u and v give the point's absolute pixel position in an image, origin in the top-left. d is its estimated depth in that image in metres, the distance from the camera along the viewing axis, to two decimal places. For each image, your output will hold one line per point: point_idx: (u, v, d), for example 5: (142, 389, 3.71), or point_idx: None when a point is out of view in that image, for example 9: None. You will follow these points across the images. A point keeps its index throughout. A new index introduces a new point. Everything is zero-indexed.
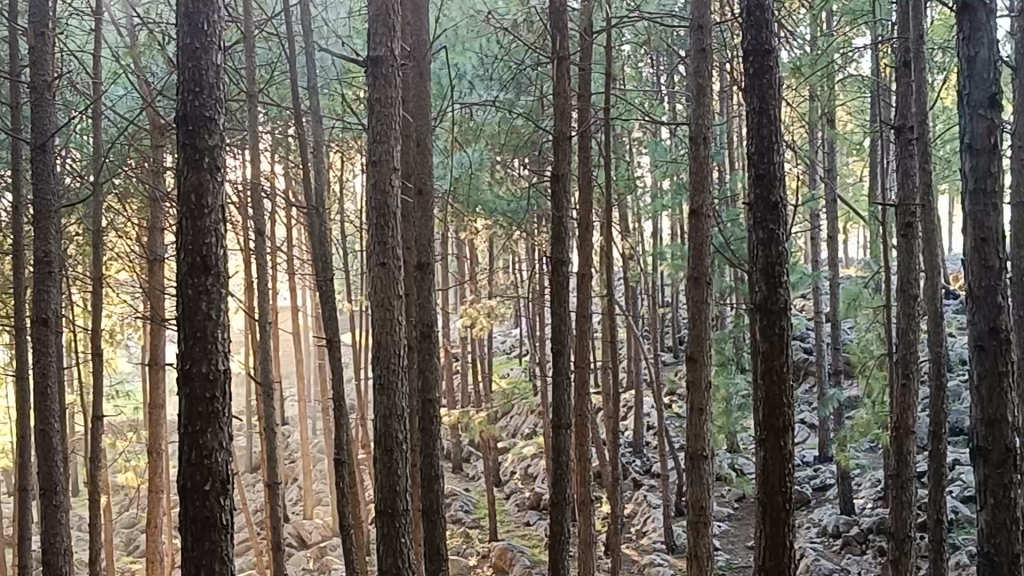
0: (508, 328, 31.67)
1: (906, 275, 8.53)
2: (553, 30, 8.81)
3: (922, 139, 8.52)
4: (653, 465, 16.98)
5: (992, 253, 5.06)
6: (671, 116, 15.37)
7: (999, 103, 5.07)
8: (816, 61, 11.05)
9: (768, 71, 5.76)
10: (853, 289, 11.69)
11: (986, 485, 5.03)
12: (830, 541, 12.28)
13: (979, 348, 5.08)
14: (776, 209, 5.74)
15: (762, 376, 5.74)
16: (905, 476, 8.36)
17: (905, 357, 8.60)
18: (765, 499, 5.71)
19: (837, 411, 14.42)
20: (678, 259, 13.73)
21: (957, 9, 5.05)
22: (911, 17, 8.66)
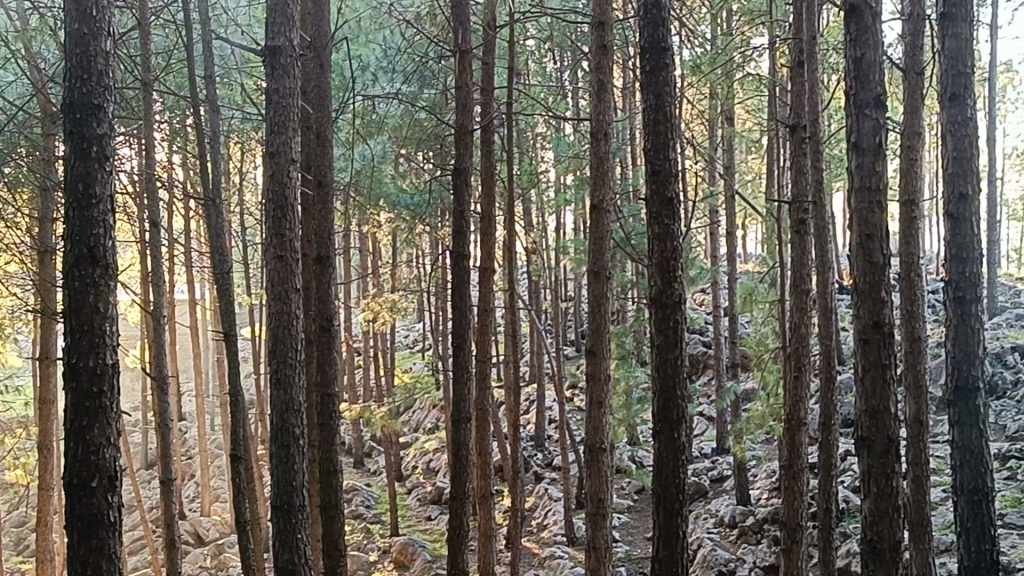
0: (410, 323, 31.62)
1: (799, 270, 8.71)
2: (455, 24, 8.78)
3: (815, 138, 8.70)
4: (554, 458, 17.09)
5: (876, 249, 5.20)
6: (574, 112, 15.43)
7: (885, 104, 5.20)
8: (715, 59, 11.21)
9: (663, 69, 5.84)
10: (749, 282, 11.90)
11: (870, 474, 5.15)
12: (727, 531, 12.52)
13: (864, 342, 5.21)
14: (671, 204, 5.83)
15: (657, 368, 5.80)
16: (797, 466, 8.52)
17: (797, 350, 8.78)
18: (659, 490, 5.76)
19: (734, 403, 14.69)
20: (581, 254, 13.80)
21: (844, 11, 5.20)
22: (807, 18, 8.83)
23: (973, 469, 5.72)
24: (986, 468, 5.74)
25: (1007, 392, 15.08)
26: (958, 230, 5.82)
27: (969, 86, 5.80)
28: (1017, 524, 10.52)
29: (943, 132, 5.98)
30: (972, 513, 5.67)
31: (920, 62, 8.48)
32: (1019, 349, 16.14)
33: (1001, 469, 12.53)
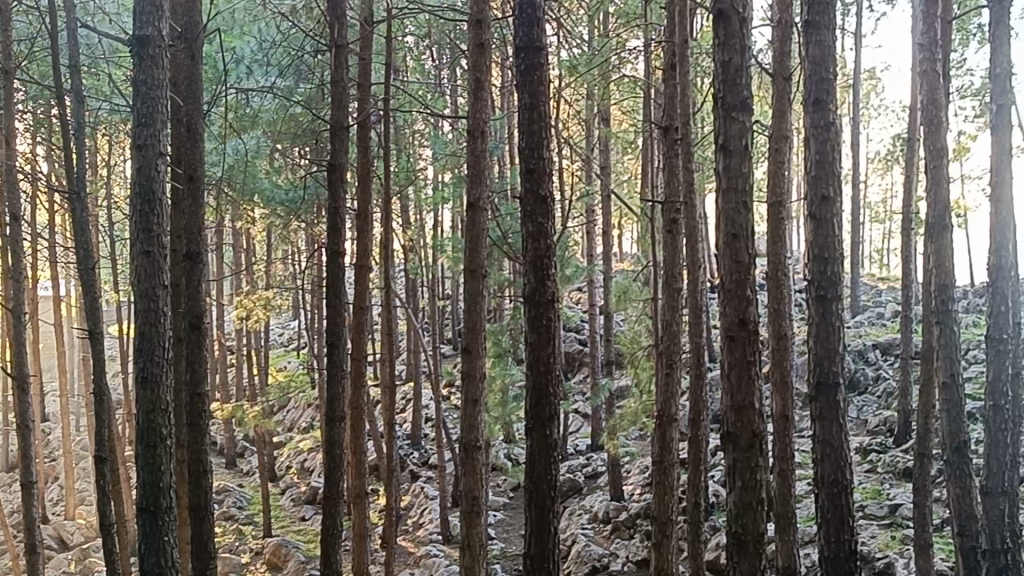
0: (286, 321, 31.20)
1: (671, 269, 8.87)
2: (331, 18, 8.66)
3: (686, 140, 8.86)
4: (431, 456, 17.08)
5: (741, 249, 5.34)
6: (452, 109, 15.40)
7: (750, 107, 5.34)
8: (591, 60, 11.32)
9: (538, 68, 5.88)
10: (623, 281, 12.05)
11: (735, 468, 5.28)
12: (600, 526, 12.67)
13: (730, 339, 5.34)
14: (544, 203, 5.87)
15: (530, 366, 5.82)
16: (667, 462, 8.67)
17: (669, 348, 8.93)
18: (531, 487, 5.79)
19: (608, 400, 14.88)
20: (458, 252, 13.80)
21: (712, 16, 5.31)
22: (680, 22, 8.98)
23: (833, 463, 5.90)
24: (845, 460, 5.93)
25: (868, 388, 15.63)
26: (821, 231, 5.98)
27: (832, 91, 5.97)
28: (876, 515, 10.90)
29: (808, 135, 6.14)
30: (833, 504, 5.86)
31: (788, 67, 8.71)
32: (879, 346, 16.75)
33: (862, 462, 12.97)
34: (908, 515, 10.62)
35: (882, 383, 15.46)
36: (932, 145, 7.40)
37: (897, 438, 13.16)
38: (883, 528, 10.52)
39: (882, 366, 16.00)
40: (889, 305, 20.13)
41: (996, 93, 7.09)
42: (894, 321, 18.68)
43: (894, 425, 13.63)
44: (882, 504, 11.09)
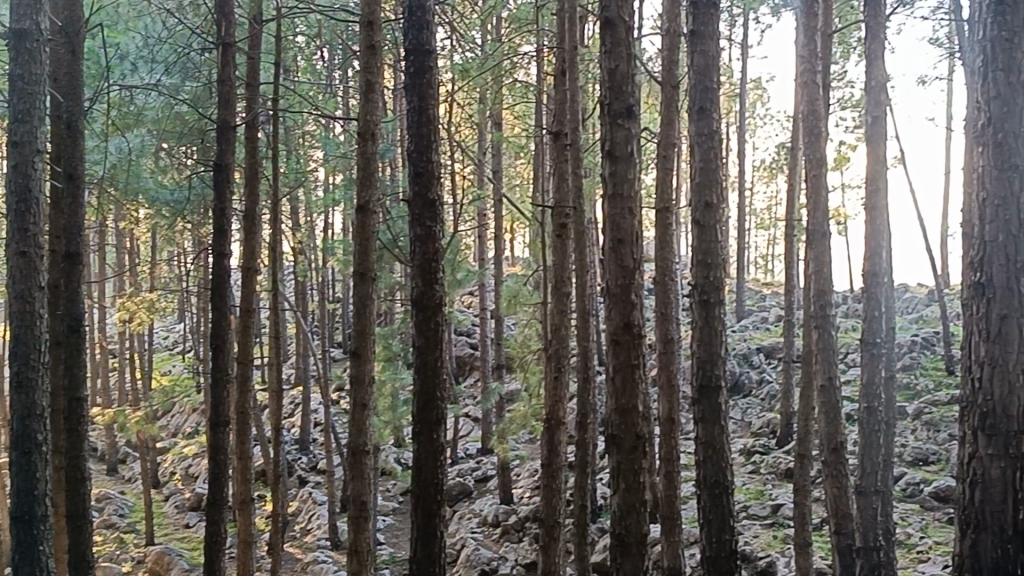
0: (170, 324, 30.51)
1: (560, 274, 8.94)
2: (218, 16, 8.49)
3: (576, 146, 8.92)
4: (319, 462, 16.91)
5: (626, 254, 5.42)
6: (343, 111, 15.25)
7: (635, 114, 5.43)
8: (483, 64, 11.32)
9: (428, 71, 5.86)
10: (513, 285, 12.08)
11: (619, 470, 5.35)
12: (490, 530, 12.68)
13: (615, 343, 5.41)
14: (433, 206, 5.86)
15: (416, 370, 5.80)
16: (556, 465, 8.73)
17: (557, 351, 9.00)
18: (418, 492, 5.76)
19: (498, 404, 14.93)
20: (347, 254, 13.67)
21: (600, 24, 5.40)
22: (570, 29, 9.04)
23: (715, 464, 6.02)
24: (726, 462, 6.05)
25: (752, 390, 15.99)
26: (704, 237, 6.08)
27: (715, 100, 6.10)
28: (758, 515, 11.14)
29: (691, 143, 6.25)
30: (714, 504, 5.97)
31: (675, 76, 8.86)
32: (763, 350, 17.14)
33: (745, 463, 13.26)
34: (789, 515, 10.90)
35: (765, 386, 15.84)
36: (812, 154, 7.61)
37: (779, 440, 13.51)
38: (765, 528, 10.76)
39: (765, 370, 16.38)
40: (772, 309, 20.63)
41: (871, 105, 7.33)
42: (777, 326, 19.16)
43: (776, 426, 13.97)
44: (764, 505, 11.35)
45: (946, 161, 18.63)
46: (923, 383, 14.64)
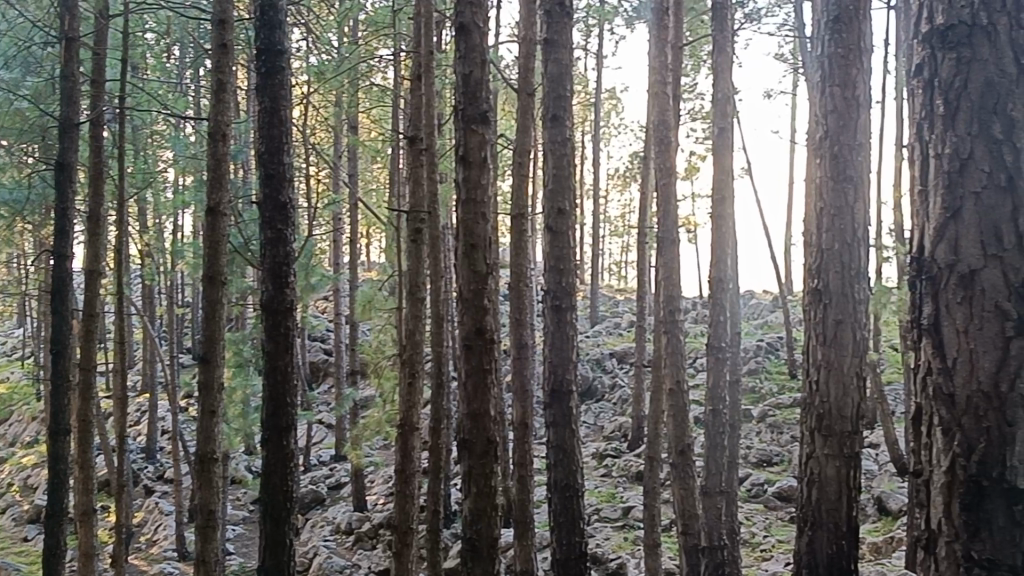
0: (7, 329, 29.23)
1: (414, 279, 8.89)
2: (61, 9, 8.15)
3: (431, 150, 8.91)
4: (167, 471, 16.45)
5: (479, 259, 5.45)
6: (194, 110, 14.87)
7: (489, 120, 5.47)
8: (339, 66, 11.20)
9: (279, 72, 5.77)
10: (368, 290, 11.95)
11: (470, 475, 5.39)
12: (343, 537, 12.52)
13: (467, 347, 5.44)
14: (284, 210, 5.75)
15: (266, 375, 5.70)
16: (409, 471, 8.68)
17: (411, 356, 8.95)
18: (267, 500, 5.65)
19: (352, 410, 14.80)
20: (197, 257, 13.33)
21: (454, 30, 5.46)
22: (427, 33, 9.02)
23: (565, 467, 6.11)
24: (577, 464, 6.16)
25: (604, 395, 16.25)
26: (556, 243, 6.14)
27: (568, 108, 6.21)
28: (610, 517, 11.33)
29: (544, 149, 6.32)
30: (565, 508, 6.08)
31: (531, 83, 8.95)
32: (616, 355, 17.45)
33: (598, 466, 13.45)
34: (639, 517, 11.12)
35: (618, 391, 16.15)
36: (661, 162, 7.78)
37: (631, 443, 13.78)
38: (616, 530, 10.93)
39: (618, 375, 16.67)
40: (624, 315, 21.05)
41: (718, 116, 7.54)
42: (629, 331, 19.57)
43: (628, 430, 14.23)
44: (615, 507, 11.56)
45: (790, 172, 19.31)
46: (767, 387, 15.13)
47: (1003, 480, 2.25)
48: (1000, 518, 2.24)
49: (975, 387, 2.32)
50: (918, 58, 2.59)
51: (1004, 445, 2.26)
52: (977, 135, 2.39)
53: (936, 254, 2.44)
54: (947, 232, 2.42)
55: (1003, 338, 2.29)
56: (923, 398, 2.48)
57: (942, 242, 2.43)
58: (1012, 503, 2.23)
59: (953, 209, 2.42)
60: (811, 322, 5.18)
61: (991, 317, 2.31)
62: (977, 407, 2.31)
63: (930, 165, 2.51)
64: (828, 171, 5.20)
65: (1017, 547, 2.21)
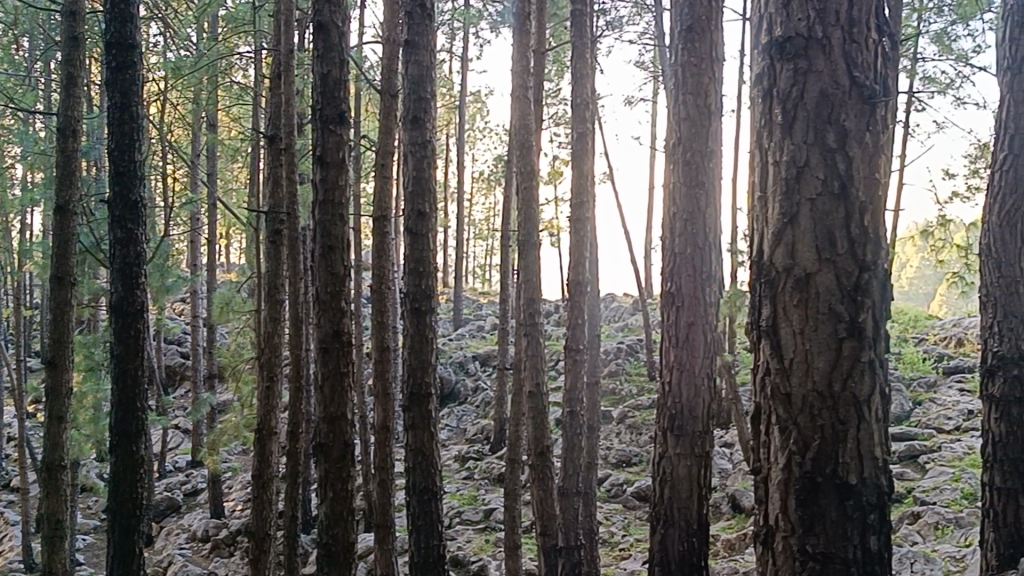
0: None
1: (273, 280, 8.75)
2: None
3: (291, 150, 8.79)
4: (13, 480, 15.78)
5: (337, 261, 5.44)
6: (43, 104, 14.29)
7: (346, 120, 5.46)
8: (197, 62, 10.93)
9: (130, 67, 5.59)
10: (226, 292, 11.68)
11: (326, 479, 5.43)
12: (199, 545, 12.21)
13: (324, 350, 5.43)
14: (135, 208, 5.60)
15: (115, 379, 5.53)
16: (266, 476, 8.53)
17: (269, 360, 8.78)
18: (114, 507, 5.49)
19: (210, 415, 14.47)
20: (46, 257, 12.82)
21: (312, 29, 5.42)
22: (287, 32, 8.88)
23: (423, 470, 6.12)
24: (435, 467, 6.17)
25: (467, 398, 16.29)
26: (416, 245, 6.11)
27: (429, 110, 6.19)
28: (471, 520, 11.35)
29: (404, 151, 6.29)
30: (423, 511, 6.08)
31: (394, 84, 8.91)
32: (479, 358, 17.49)
33: (460, 469, 13.44)
34: (500, 519, 11.17)
35: (480, 394, 16.19)
36: (523, 166, 7.83)
37: (493, 445, 13.85)
38: (478, 533, 10.95)
39: (480, 378, 16.73)
40: (487, 318, 21.15)
41: (577, 120, 7.65)
42: (491, 335, 19.66)
43: (490, 433, 14.30)
44: (477, 509, 11.59)
45: (650, 178, 19.66)
46: (626, 389, 15.39)
47: (835, 476, 2.34)
48: (833, 513, 2.33)
49: (809, 386, 2.41)
50: (758, 69, 2.68)
51: (836, 443, 2.36)
52: (812, 143, 2.47)
53: (774, 258, 2.52)
54: (784, 237, 2.50)
55: (837, 339, 2.38)
56: (762, 398, 2.56)
57: (779, 247, 2.51)
58: (844, 497, 2.33)
59: (791, 214, 2.49)
60: (664, 322, 5.43)
61: (826, 319, 2.39)
62: (812, 406, 2.40)
63: (770, 171, 2.59)
64: (681, 175, 5.43)
65: (848, 540, 2.31)
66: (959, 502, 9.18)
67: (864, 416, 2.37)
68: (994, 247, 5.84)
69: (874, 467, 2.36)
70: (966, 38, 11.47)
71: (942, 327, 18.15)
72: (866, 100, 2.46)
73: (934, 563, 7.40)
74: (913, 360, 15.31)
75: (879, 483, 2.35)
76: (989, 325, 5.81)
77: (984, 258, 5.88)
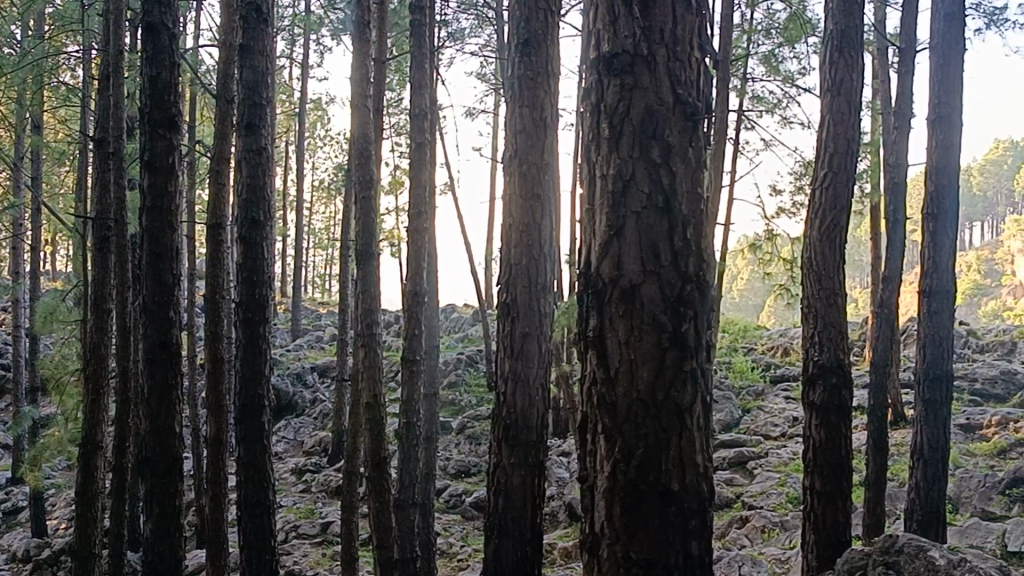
0: None
1: (100, 288, 8.42)
2: None
3: (119, 154, 8.49)
4: None
5: (165, 269, 5.31)
6: None
7: (178, 125, 5.35)
8: (19, 60, 10.46)
9: None
10: (50, 301, 11.20)
11: (153, 495, 5.28)
12: (19, 566, 11.63)
13: (150, 361, 5.27)
14: None
15: None
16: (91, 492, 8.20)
17: (95, 371, 8.42)
18: None
19: (32, 429, 13.83)
20: None
21: (141, 30, 5.27)
22: (117, 32, 8.59)
23: (257, 484, 5.98)
24: (267, 481, 6.05)
25: (305, 410, 16.06)
26: (250, 254, 5.97)
27: (264, 116, 6.08)
28: (308, 534, 11.16)
29: (238, 157, 6.14)
30: (254, 526, 5.96)
31: (229, 90, 8.71)
32: (317, 369, 17.26)
33: (297, 481, 13.20)
34: (338, 531, 11.04)
35: (319, 406, 15.99)
36: (361, 175, 7.78)
37: (331, 457, 13.68)
38: (315, 546, 10.79)
39: (319, 390, 16.51)
40: (326, 329, 20.91)
41: (415, 130, 7.64)
42: (331, 346, 19.46)
43: (328, 445, 14.13)
44: (314, 523, 11.42)
45: (490, 190, 19.76)
46: (466, 399, 15.44)
47: (658, 484, 2.40)
48: (655, 520, 2.39)
49: (634, 396, 2.45)
50: (587, 84, 2.72)
51: (659, 451, 2.42)
52: (637, 157, 2.53)
53: (601, 269, 2.55)
54: (611, 250, 2.53)
55: (660, 350, 2.44)
56: (589, 408, 2.59)
57: (605, 259, 2.55)
58: (666, 504, 2.39)
59: (617, 227, 2.53)
60: (499, 333, 5.51)
61: (649, 330, 2.45)
62: (637, 415, 2.44)
63: (597, 184, 2.63)
64: (516, 188, 5.52)
65: (670, 546, 2.37)
66: (784, 505, 9.52)
67: (686, 425, 2.45)
68: (815, 261, 6.10)
69: (694, 474, 2.44)
70: (792, 60, 11.93)
71: (770, 337, 18.83)
72: (689, 117, 2.55)
73: (761, 565, 7.65)
74: (742, 369, 15.83)
75: (700, 489, 2.44)
76: (811, 335, 6.05)
77: (806, 271, 6.14)
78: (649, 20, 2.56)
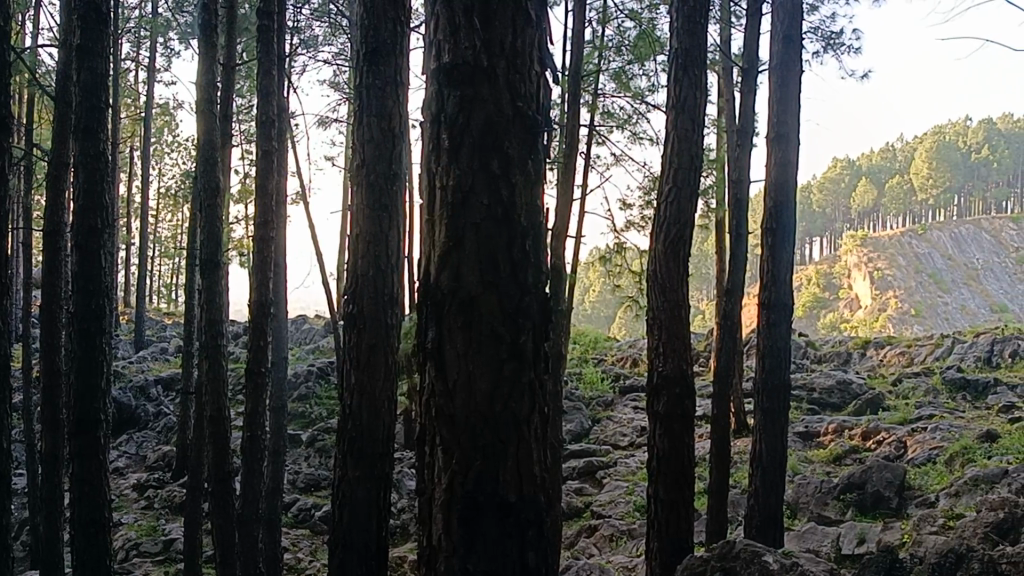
0: None
1: None
2: None
3: None
4: None
5: None
6: None
7: (9, 128, 5.15)
8: None
9: None
10: None
11: None
12: None
13: None
14: None
15: None
16: None
17: None
18: None
19: None
20: None
21: None
22: None
23: (89, 502, 5.76)
24: (101, 500, 5.83)
25: (148, 424, 15.58)
26: (88, 263, 5.73)
27: (102, 120, 5.88)
28: (149, 552, 10.80)
29: (74, 162, 5.90)
30: (88, 546, 5.73)
31: (68, 93, 8.39)
32: (161, 382, 16.77)
33: (138, 497, 12.78)
34: (180, 549, 10.73)
35: (162, 420, 15.54)
36: (206, 184, 7.59)
37: (175, 473, 13.30)
38: (156, 565, 10.46)
39: (163, 403, 16.05)
40: (171, 341, 20.35)
41: (262, 138, 7.51)
42: (176, 358, 18.96)
43: (172, 460, 13.74)
44: (155, 540, 11.07)
45: (342, 201, 19.53)
46: (316, 411, 15.24)
47: (495, 496, 2.41)
48: (492, 531, 2.39)
49: (472, 407, 2.46)
50: (427, 95, 2.71)
51: (496, 463, 2.43)
52: (477, 169, 2.52)
53: (439, 280, 2.53)
54: (449, 260, 2.52)
55: (498, 361, 2.46)
56: (426, 419, 2.58)
57: (443, 269, 2.53)
58: (504, 515, 2.40)
59: (457, 237, 2.52)
60: (346, 344, 5.47)
61: (488, 341, 2.45)
62: (475, 427, 2.45)
63: (436, 195, 2.61)
64: (363, 199, 5.48)
65: (508, 557, 2.37)
66: (631, 514, 9.69)
67: (523, 436, 2.47)
68: (659, 272, 6.23)
69: (531, 485, 2.46)
70: (642, 78, 12.17)
71: (619, 349, 19.18)
72: (527, 131, 2.57)
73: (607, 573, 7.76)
74: (592, 380, 16.07)
75: (537, 500, 2.46)
76: (654, 346, 6.17)
77: (651, 283, 6.26)
78: (490, 32, 2.58)
